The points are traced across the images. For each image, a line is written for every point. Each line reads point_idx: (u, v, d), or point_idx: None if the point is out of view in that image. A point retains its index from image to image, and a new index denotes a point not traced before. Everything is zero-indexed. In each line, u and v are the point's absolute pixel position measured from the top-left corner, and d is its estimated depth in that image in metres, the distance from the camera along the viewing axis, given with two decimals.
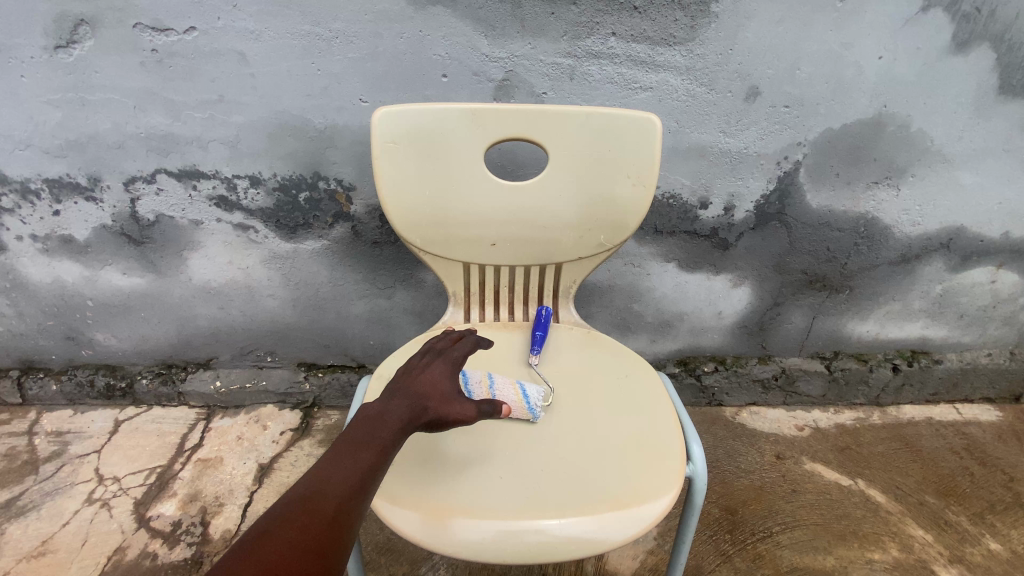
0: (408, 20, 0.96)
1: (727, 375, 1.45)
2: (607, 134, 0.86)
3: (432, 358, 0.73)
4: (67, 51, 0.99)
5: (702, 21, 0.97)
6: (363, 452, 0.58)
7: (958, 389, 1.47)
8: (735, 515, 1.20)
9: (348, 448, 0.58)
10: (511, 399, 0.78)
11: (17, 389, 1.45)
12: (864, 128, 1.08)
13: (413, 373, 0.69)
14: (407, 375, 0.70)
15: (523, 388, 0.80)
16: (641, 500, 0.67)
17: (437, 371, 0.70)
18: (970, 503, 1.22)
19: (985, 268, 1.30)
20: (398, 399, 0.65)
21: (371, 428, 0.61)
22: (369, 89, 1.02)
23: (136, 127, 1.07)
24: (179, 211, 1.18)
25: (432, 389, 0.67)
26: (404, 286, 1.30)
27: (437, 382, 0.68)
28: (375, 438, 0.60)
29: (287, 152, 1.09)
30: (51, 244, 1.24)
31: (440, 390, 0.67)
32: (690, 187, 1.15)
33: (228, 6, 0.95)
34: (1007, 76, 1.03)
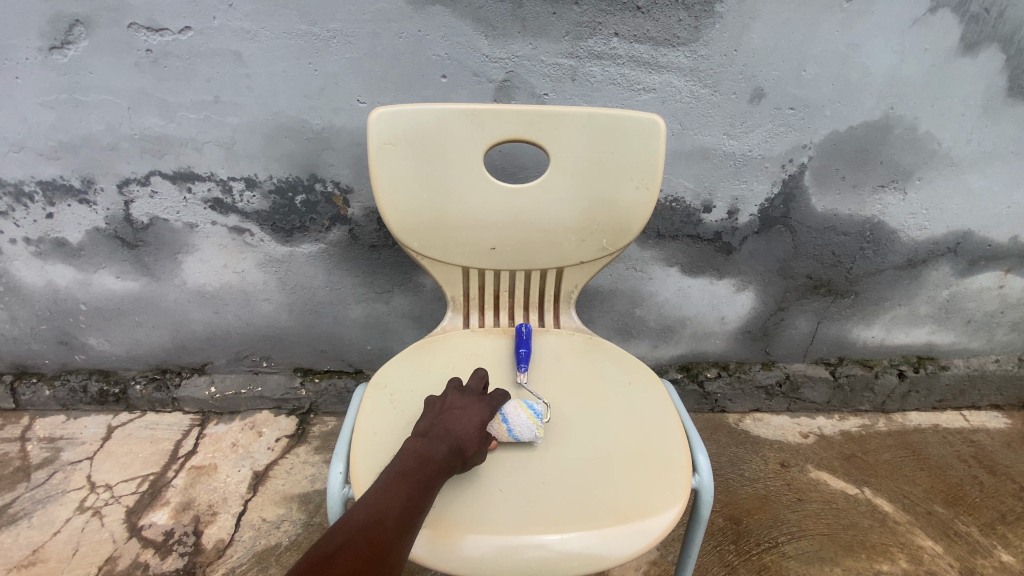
0: (408, 20, 0.94)
1: (729, 381, 1.43)
2: (609, 136, 0.85)
3: (470, 400, 0.74)
4: (61, 51, 0.98)
5: (706, 22, 0.95)
6: (415, 489, 0.60)
7: (965, 396, 1.45)
8: (739, 525, 1.17)
9: (400, 485, 0.60)
10: (490, 433, 0.73)
11: (9, 395, 1.43)
12: (870, 130, 1.06)
13: (452, 413, 0.71)
14: (444, 414, 0.71)
15: (501, 414, 0.74)
16: (646, 513, 0.65)
17: (477, 414, 0.71)
18: (979, 513, 1.19)
19: (993, 273, 1.28)
20: (443, 438, 0.66)
21: (419, 465, 0.62)
22: (367, 90, 1.00)
23: (130, 129, 1.05)
24: (174, 214, 1.16)
25: (473, 433, 0.68)
26: (403, 290, 1.28)
27: (476, 427, 0.69)
28: (424, 477, 0.61)
29: (283, 154, 1.07)
30: (44, 247, 1.22)
31: (477, 435, 0.69)
32: (693, 190, 1.13)
33: (224, 6, 0.93)
34: (1016, 78, 1.02)
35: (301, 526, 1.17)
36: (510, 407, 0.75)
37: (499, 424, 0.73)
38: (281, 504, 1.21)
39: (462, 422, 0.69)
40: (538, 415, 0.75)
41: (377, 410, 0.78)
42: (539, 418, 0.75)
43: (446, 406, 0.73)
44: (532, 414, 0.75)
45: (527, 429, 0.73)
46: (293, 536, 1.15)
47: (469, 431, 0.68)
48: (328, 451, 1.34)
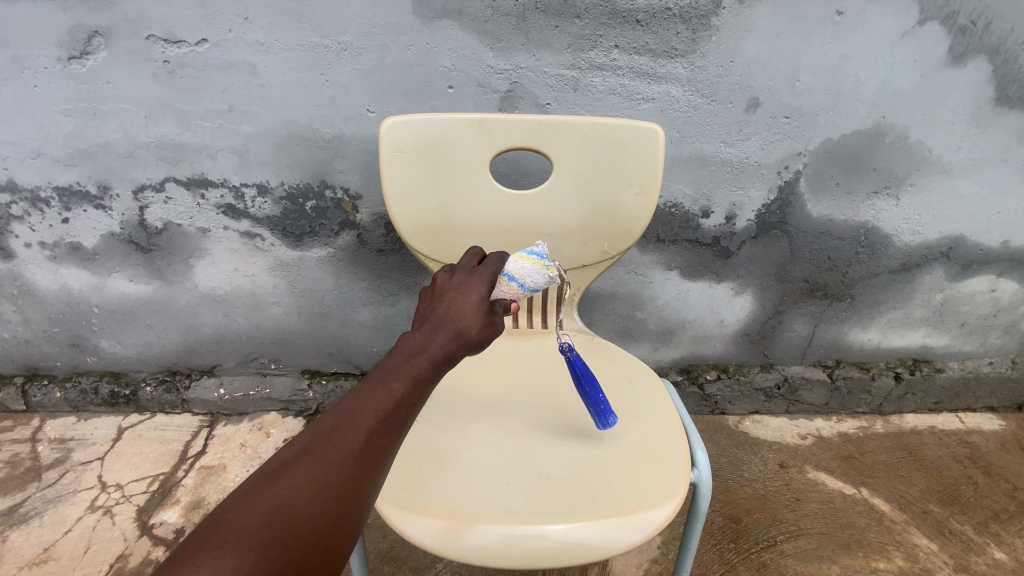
0: (416, 33, 0.98)
1: (729, 384, 1.45)
2: (610, 144, 0.88)
3: (466, 275, 0.63)
4: (81, 62, 1.01)
5: (703, 35, 0.99)
6: (394, 385, 0.52)
7: (961, 398, 1.47)
8: (739, 524, 1.20)
9: (377, 380, 0.53)
10: (505, 296, 0.61)
11: (21, 397, 1.45)
12: (863, 139, 1.09)
13: (452, 291, 0.61)
14: (444, 295, 0.61)
15: (504, 272, 0.62)
16: (647, 505, 0.67)
17: (478, 290, 0.60)
18: (974, 512, 1.21)
19: (986, 276, 1.31)
20: (437, 326, 0.57)
21: (405, 357, 0.55)
22: (376, 100, 1.04)
23: (147, 137, 1.09)
24: (187, 219, 1.20)
25: (474, 312, 0.58)
26: (409, 293, 1.31)
27: (473, 303, 0.58)
28: (407, 370, 0.53)
29: (294, 161, 1.11)
30: (60, 251, 1.25)
31: (475, 312, 0.58)
32: (691, 197, 1.16)
33: (240, 19, 0.97)
34: (1004, 87, 1.05)
35: None
36: (508, 262, 0.62)
37: (508, 282, 0.61)
38: None
39: (461, 303, 0.59)
40: (542, 257, 0.63)
41: None
42: (544, 259, 0.64)
43: (447, 286, 0.63)
44: (534, 258, 0.63)
45: (538, 272, 0.62)
46: None
47: (470, 312, 0.58)
48: None
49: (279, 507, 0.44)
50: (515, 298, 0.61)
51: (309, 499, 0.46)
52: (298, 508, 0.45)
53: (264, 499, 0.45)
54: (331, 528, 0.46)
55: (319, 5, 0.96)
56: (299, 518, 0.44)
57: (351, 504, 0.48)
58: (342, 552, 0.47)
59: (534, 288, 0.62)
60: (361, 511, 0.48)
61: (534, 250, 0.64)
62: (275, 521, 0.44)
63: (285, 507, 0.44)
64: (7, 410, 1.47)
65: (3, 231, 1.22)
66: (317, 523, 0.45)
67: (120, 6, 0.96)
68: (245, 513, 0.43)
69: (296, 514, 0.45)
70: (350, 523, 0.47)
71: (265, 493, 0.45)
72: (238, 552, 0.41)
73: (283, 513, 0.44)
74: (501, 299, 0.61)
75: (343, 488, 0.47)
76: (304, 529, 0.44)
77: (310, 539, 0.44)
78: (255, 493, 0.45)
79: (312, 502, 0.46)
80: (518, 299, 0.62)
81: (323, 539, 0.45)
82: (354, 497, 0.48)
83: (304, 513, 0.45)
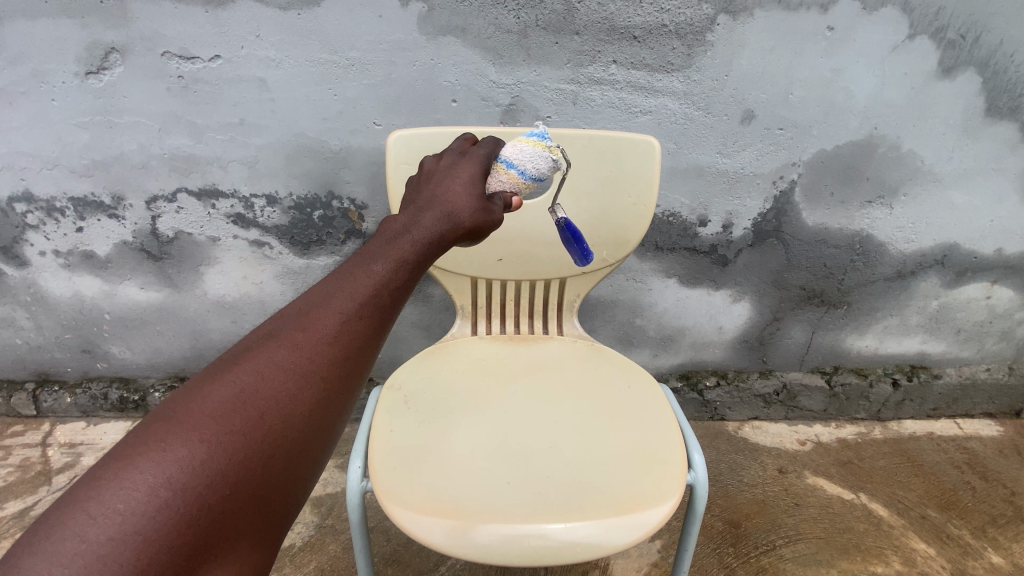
0: (421, 49, 1.02)
1: (728, 390, 1.47)
2: (608, 155, 0.91)
3: (457, 161, 0.62)
4: (98, 76, 1.05)
5: (699, 50, 1.02)
6: (360, 276, 0.50)
7: (958, 404, 1.49)
8: (738, 528, 1.21)
9: (355, 263, 0.52)
10: (505, 186, 0.62)
11: (31, 402, 1.48)
12: (856, 149, 1.12)
13: (432, 184, 0.60)
14: (425, 184, 0.60)
15: (505, 160, 0.63)
16: (643, 506, 0.69)
17: (463, 177, 0.60)
18: (971, 517, 1.23)
19: (980, 283, 1.33)
20: (411, 216, 0.56)
21: (372, 249, 0.53)
22: (382, 113, 1.08)
23: (160, 148, 1.12)
24: (198, 228, 1.23)
25: (459, 199, 0.57)
26: (413, 300, 1.34)
27: (466, 187, 0.58)
28: (375, 260, 0.51)
29: (303, 172, 1.14)
30: (73, 259, 1.29)
31: (469, 197, 0.58)
32: (689, 206, 1.19)
33: (252, 37, 1.01)
34: (993, 99, 1.08)
35: (314, 528, 1.22)
36: (508, 148, 0.64)
37: (509, 171, 0.62)
38: None
39: (442, 192, 0.58)
40: (542, 139, 0.66)
41: (394, 409, 0.84)
42: (544, 141, 0.66)
43: (429, 176, 0.62)
44: (535, 141, 0.65)
45: (539, 155, 0.64)
46: (306, 537, 1.20)
47: (452, 201, 0.57)
48: (339, 456, 1.39)
49: (234, 397, 0.42)
50: (514, 189, 0.63)
51: (268, 388, 0.44)
52: (255, 397, 0.43)
53: (233, 377, 0.44)
54: (297, 418, 0.44)
55: (328, 22, 1.00)
56: (257, 407, 0.43)
57: (317, 394, 0.46)
58: (321, 431, 0.46)
59: (536, 174, 0.64)
60: (330, 403, 0.47)
61: (534, 133, 0.66)
62: (243, 398, 0.43)
63: (242, 396, 0.43)
64: (17, 415, 1.49)
65: (18, 239, 1.25)
66: (278, 413, 0.44)
67: (137, 23, 1.00)
68: (193, 404, 0.41)
69: (254, 402, 0.43)
70: (319, 413, 0.46)
71: (215, 385, 0.43)
72: (190, 440, 0.39)
73: (239, 402, 0.42)
74: (500, 190, 0.62)
75: (306, 380, 0.46)
76: (265, 418, 0.43)
77: (273, 429, 0.43)
78: (203, 386, 0.42)
79: (271, 392, 0.44)
80: (518, 190, 0.64)
81: (287, 429, 0.44)
82: (320, 388, 0.46)
83: (263, 402, 0.43)
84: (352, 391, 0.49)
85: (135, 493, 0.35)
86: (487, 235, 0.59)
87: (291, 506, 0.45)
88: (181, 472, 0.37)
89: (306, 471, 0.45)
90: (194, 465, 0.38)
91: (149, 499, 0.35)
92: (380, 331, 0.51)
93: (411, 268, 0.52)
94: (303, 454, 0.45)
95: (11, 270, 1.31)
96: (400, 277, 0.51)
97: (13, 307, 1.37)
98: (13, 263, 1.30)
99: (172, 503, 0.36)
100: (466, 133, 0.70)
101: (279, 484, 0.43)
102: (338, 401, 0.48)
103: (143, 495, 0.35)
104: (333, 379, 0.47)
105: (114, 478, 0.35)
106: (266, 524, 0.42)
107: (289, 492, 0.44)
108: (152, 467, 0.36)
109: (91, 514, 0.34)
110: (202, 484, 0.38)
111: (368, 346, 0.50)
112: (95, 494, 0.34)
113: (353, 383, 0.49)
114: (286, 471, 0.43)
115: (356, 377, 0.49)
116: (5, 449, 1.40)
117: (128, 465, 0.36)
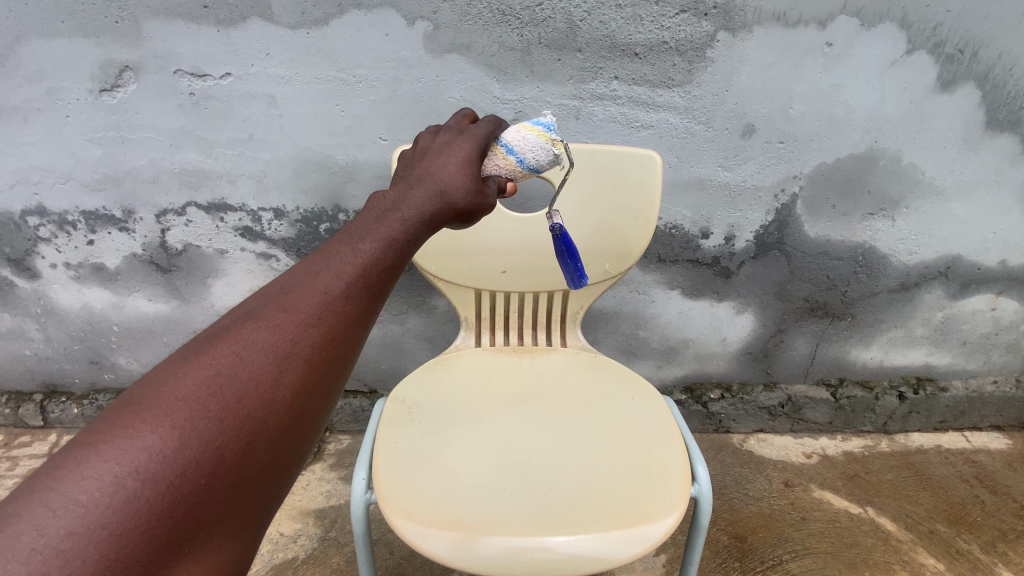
0: (426, 66, 1.04)
1: (733, 402, 1.46)
2: (610, 168, 0.92)
3: (450, 139, 0.60)
4: (111, 93, 1.07)
5: (699, 66, 1.04)
6: (345, 256, 0.49)
7: (966, 417, 1.48)
8: (744, 543, 1.20)
9: (339, 242, 0.50)
10: (501, 171, 0.62)
11: (39, 413, 1.49)
12: (857, 162, 1.13)
13: (425, 160, 0.58)
14: (418, 161, 0.58)
15: (505, 144, 0.62)
16: (647, 518, 0.69)
17: (458, 155, 0.57)
18: (981, 531, 1.21)
19: (985, 295, 1.33)
20: (401, 193, 0.54)
21: (358, 227, 0.51)
22: (389, 128, 1.10)
23: (171, 163, 1.14)
24: (206, 241, 1.25)
25: (453, 178, 0.55)
26: (417, 312, 1.35)
27: (458, 166, 0.56)
28: (361, 240, 0.50)
29: (310, 186, 1.17)
30: (83, 271, 1.31)
31: (462, 177, 0.56)
32: (691, 219, 1.20)
33: (262, 55, 1.03)
34: (993, 112, 1.08)
35: (317, 541, 1.22)
36: (511, 133, 0.63)
37: (507, 156, 0.61)
38: (297, 519, 1.26)
39: (435, 169, 0.56)
40: (548, 130, 0.65)
41: (397, 420, 0.84)
42: (549, 133, 0.65)
43: (423, 152, 0.60)
44: (540, 130, 0.64)
45: (541, 146, 0.63)
46: (309, 550, 1.20)
47: (444, 180, 0.55)
48: (343, 468, 1.39)
49: (209, 380, 0.41)
50: (510, 176, 0.63)
51: (245, 373, 0.42)
52: (232, 381, 0.42)
53: (206, 362, 0.42)
54: (277, 403, 0.43)
55: (335, 40, 1.02)
56: (234, 391, 0.41)
57: (300, 378, 0.45)
58: (302, 418, 0.45)
59: (534, 164, 0.63)
60: (314, 387, 0.46)
61: (540, 122, 0.65)
62: (217, 383, 0.41)
63: (218, 380, 0.41)
64: (25, 425, 1.51)
65: (29, 252, 1.28)
66: (257, 398, 0.42)
67: (150, 43, 1.02)
68: (165, 388, 0.40)
69: (231, 387, 0.41)
70: (302, 397, 0.45)
71: (189, 369, 0.41)
72: (161, 426, 0.38)
73: (214, 386, 0.41)
74: (495, 174, 0.62)
75: (287, 363, 0.44)
76: (243, 404, 0.41)
77: (252, 414, 0.42)
78: (176, 370, 0.41)
79: (249, 376, 0.42)
80: (514, 178, 0.63)
81: (267, 413, 0.42)
82: (303, 371, 0.45)
83: (240, 386, 0.42)
84: (339, 374, 0.48)
85: (100, 484, 0.34)
86: (479, 218, 0.58)
87: (275, 492, 0.44)
88: (150, 461, 0.36)
89: (290, 456, 0.45)
90: (166, 453, 0.37)
91: (116, 490, 0.35)
92: (367, 311, 0.49)
93: (400, 246, 0.51)
94: (286, 439, 0.44)
95: (22, 282, 1.33)
96: (388, 256, 0.50)
97: (23, 319, 1.39)
98: (24, 276, 1.32)
99: (142, 494, 0.35)
100: (464, 108, 0.68)
101: (260, 471, 0.42)
102: (322, 385, 0.47)
103: (108, 486, 0.35)
104: (317, 361, 0.46)
105: (80, 468, 0.35)
106: (250, 507, 0.42)
107: (272, 477, 0.44)
108: (119, 456, 0.36)
109: (52, 507, 0.33)
110: (174, 472, 0.37)
111: (356, 327, 0.48)
112: (58, 485, 0.34)
113: (339, 365, 0.48)
114: (268, 457, 0.43)
115: (343, 359, 0.48)
116: (12, 460, 1.42)
117: (93, 454, 0.35)
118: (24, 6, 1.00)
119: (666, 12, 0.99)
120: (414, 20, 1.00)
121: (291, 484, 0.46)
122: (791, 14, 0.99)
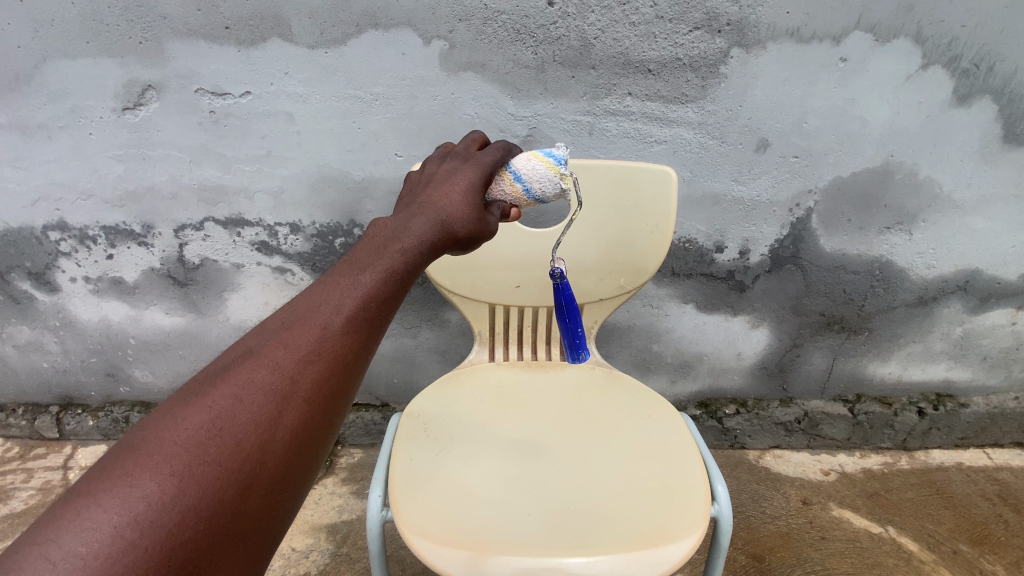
0: (442, 84, 1.06)
1: (749, 418, 1.44)
2: (626, 183, 0.92)
3: (452, 165, 0.61)
4: (134, 112, 1.10)
5: (713, 82, 1.04)
6: (345, 290, 0.50)
7: (988, 434, 1.45)
8: (762, 562, 1.18)
9: (338, 276, 0.50)
10: (506, 197, 0.63)
11: (55, 425, 1.51)
12: (872, 176, 1.12)
13: (429, 187, 0.58)
14: (421, 187, 0.59)
15: (514, 171, 0.63)
16: (663, 541, 0.68)
17: (461, 182, 0.58)
18: (1004, 551, 1.19)
19: (1005, 310, 1.30)
20: (402, 222, 0.54)
21: (358, 259, 0.51)
22: (405, 144, 1.11)
23: (190, 179, 1.16)
24: (223, 255, 1.27)
25: (455, 206, 0.56)
26: (430, 325, 1.35)
27: (461, 191, 0.57)
28: (361, 272, 0.50)
29: (326, 202, 1.18)
30: (102, 285, 1.33)
31: (463, 203, 0.56)
32: (706, 232, 1.20)
33: (281, 74, 1.05)
34: (1010, 126, 1.07)
35: (330, 556, 1.21)
36: (521, 160, 0.64)
37: (514, 183, 0.63)
38: (310, 534, 1.26)
39: (437, 197, 0.56)
40: (559, 163, 0.65)
41: (412, 436, 0.84)
42: (560, 166, 0.65)
43: (427, 179, 0.60)
44: (550, 163, 0.65)
45: (549, 179, 0.64)
46: (322, 565, 1.19)
47: (446, 208, 0.55)
48: (355, 482, 1.39)
49: (209, 424, 0.41)
50: (515, 202, 0.64)
51: (244, 414, 0.43)
52: (231, 424, 0.42)
53: (203, 406, 0.42)
54: (275, 443, 0.44)
55: (353, 60, 1.04)
56: (233, 434, 0.42)
57: (301, 414, 0.46)
58: (301, 455, 0.46)
59: (539, 194, 0.64)
60: (312, 424, 0.47)
61: (553, 154, 0.66)
62: (212, 427, 0.41)
63: (217, 423, 0.42)
64: (41, 437, 1.53)
65: (50, 266, 1.30)
66: (256, 439, 0.43)
67: (173, 62, 1.05)
68: (165, 432, 0.40)
69: (229, 429, 0.42)
70: (300, 435, 0.46)
71: (187, 412, 0.42)
72: (159, 473, 0.38)
73: (214, 430, 0.41)
74: (500, 199, 0.63)
75: (286, 402, 0.45)
76: (242, 446, 0.42)
77: (251, 455, 0.42)
78: (175, 412, 0.41)
79: (248, 417, 0.43)
80: (519, 204, 0.64)
81: (266, 454, 0.43)
82: (302, 409, 0.46)
83: (239, 428, 0.42)
84: (337, 408, 0.49)
85: (98, 535, 0.34)
86: (480, 245, 0.59)
87: (273, 530, 0.44)
88: (149, 509, 0.36)
89: (288, 495, 0.45)
90: (165, 501, 0.37)
91: (114, 541, 0.35)
92: (366, 344, 0.50)
93: (400, 278, 0.52)
94: (285, 476, 0.45)
95: (42, 296, 1.35)
96: (387, 288, 0.51)
97: (42, 331, 1.41)
98: (44, 289, 1.34)
99: (139, 544, 0.35)
100: (474, 132, 0.70)
101: (259, 512, 0.42)
102: (320, 420, 0.47)
103: (106, 537, 0.35)
104: (316, 399, 0.47)
105: (77, 518, 0.35)
106: (251, 550, 0.42)
107: (272, 516, 0.44)
108: (119, 505, 0.36)
109: (51, 559, 0.33)
110: (173, 520, 0.37)
111: (353, 361, 0.50)
112: (56, 538, 0.34)
113: (337, 400, 0.49)
114: (266, 498, 0.43)
115: (341, 395, 0.49)
116: (28, 472, 1.43)
117: (92, 504, 0.36)
118: (50, 27, 1.03)
119: (679, 29, 1.00)
120: (430, 39, 1.02)
121: (290, 522, 0.46)
122: (804, 30, 0.99)
